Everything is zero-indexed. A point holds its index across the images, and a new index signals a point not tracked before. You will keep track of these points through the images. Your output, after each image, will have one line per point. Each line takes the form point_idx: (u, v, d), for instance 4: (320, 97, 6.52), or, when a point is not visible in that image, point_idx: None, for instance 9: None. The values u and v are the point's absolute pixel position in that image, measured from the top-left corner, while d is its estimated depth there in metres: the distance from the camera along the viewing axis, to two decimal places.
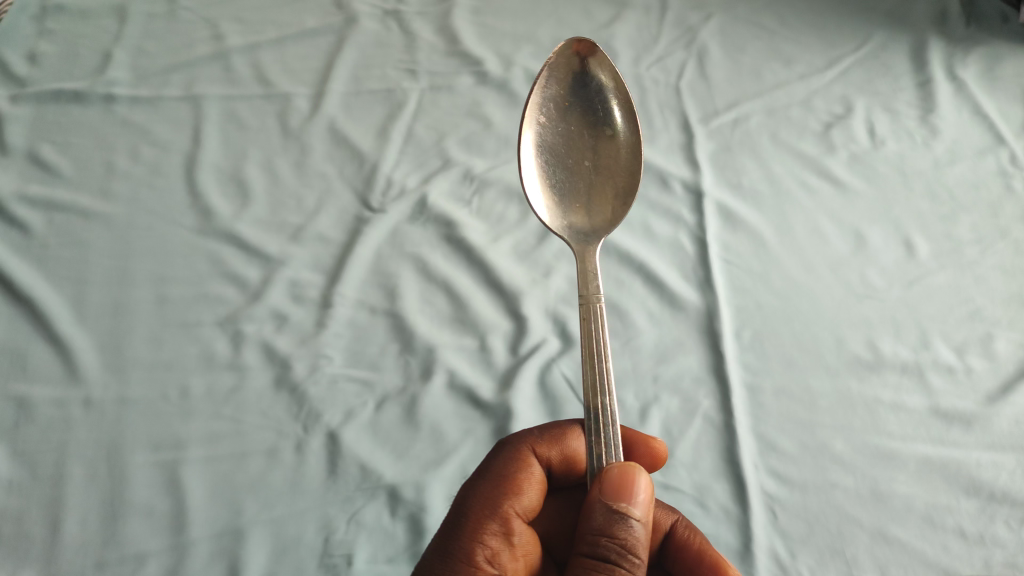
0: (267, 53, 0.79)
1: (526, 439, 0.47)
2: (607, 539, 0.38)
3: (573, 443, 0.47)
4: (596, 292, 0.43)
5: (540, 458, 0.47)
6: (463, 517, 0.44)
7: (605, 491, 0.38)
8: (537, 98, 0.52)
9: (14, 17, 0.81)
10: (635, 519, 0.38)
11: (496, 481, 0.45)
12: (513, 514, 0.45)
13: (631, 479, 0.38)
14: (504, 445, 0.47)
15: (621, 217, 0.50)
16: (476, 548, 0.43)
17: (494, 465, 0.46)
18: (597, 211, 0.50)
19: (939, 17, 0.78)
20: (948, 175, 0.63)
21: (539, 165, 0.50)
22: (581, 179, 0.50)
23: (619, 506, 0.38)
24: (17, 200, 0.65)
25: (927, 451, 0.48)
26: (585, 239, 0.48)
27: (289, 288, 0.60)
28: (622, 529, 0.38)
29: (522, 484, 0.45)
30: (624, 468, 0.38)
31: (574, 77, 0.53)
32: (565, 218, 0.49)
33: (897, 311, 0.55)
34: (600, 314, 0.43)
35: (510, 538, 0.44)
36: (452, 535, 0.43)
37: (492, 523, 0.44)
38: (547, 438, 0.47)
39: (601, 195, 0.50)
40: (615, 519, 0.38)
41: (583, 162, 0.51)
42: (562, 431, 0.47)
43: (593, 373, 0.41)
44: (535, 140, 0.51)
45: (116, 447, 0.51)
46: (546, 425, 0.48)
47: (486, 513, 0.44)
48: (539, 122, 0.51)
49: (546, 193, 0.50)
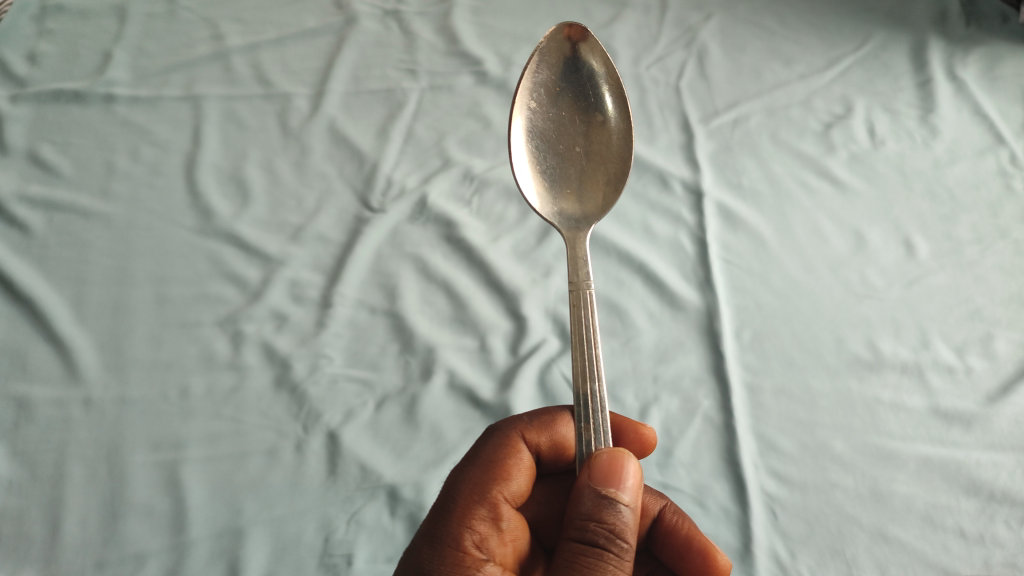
0: (267, 53, 0.79)
1: (516, 425, 0.47)
2: (596, 524, 0.38)
3: (563, 428, 0.47)
4: (586, 278, 0.43)
5: (529, 444, 0.46)
6: (451, 502, 0.44)
7: (594, 477, 0.38)
8: (528, 83, 0.51)
9: (14, 18, 0.81)
10: (624, 505, 0.38)
11: (485, 467, 0.45)
12: (502, 500, 0.44)
13: (620, 464, 0.38)
14: (493, 432, 0.47)
15: (612, 204, 0.50)
16: (465, 533, 0.42)
17: (483, 451, 0.45)
18: (588, 197, 0.50)
19: (939, 17, 0.78)
20: (948, 175, 0.63)
21: (530, 150, 0.50)
22: (572, 165, 0.50)
23: (608, 491, 0.38)
24: (17, 200, 0.65)
25: (927, 451, 0.48)
26: (576, 226, 0.48)
27: (289, 288, 0.60)
28: (611, 514, 0.38)
29: (511, 470, 0.45)
30: (614, 453, 0.38)
31: (565, 62, 0.52)
32: (555, 204, 0.49)
33: (897, 311, 0.55)
34: (589, 298, 0.42)
35: (499, 523, 0.44)
36: (440, 521, 0.43)
37: (480, 509, 0.43)
38: (536, 425, 0.47)
39: (593, 180, 0.50)
40: (604, 504, 0.38)
41: (574, 148, 0.51)
42: (552, 418, 0.47)
43: (582, 359, 0.41)
44: (526, 126, 0.51)
45: (116, 446, 0.51)
46: (535, 411, 0.48)
47: (475, 498, 0.44)
48: (530, 107, 0.51)
49: (537, 178, 0.50)
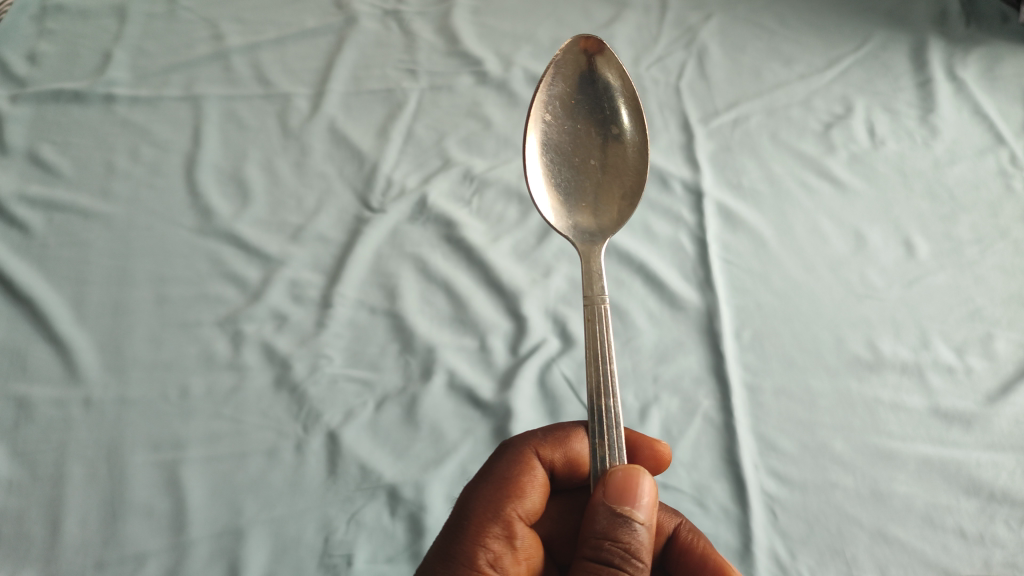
0: (268, 53, 0.79)
1: (529, 442, 0.46)
2: (611, 543, 0.38)
3: (577, 445, 0.47)
4: (602, 293, 0.43)
5: (543, 460, 0.46)
6: (465, 520, 0.44)
7: (609, 495, 0.38)
8: (543, 96, 0.52)
9: (14, 18, 0.81)
10: (639, 523, 0.38)
11: (499, 484, 0.45)
12: (516, 518, 0.44)
13: (635, 481, 0.38)
14: (506, 448, 0.46)
15: (627, 218, 0.49)
16: (478, 552, 0.42)
17: (497, 468, 0.45)
18: (603, 210, 0.50)
19: (939, 17, 0.78)
20: (949, 175, 0.63)
21: (545, 164, 0.50)
22: (587, 178, 0.50)
23: (622, 509, 0.38)
24: (17, 200, 0.65)
25: (927, 451, 0.48)
26: (591, 240, 0.48)
27: (289, 288, 0.60)
28: (626, 533, 0.38)
29: (525, 487, 0.45)
30: (629, 470, 0.38)
31: (581, 75, 0.53)
32: (570, 217, 0.49)
33: (897, 311, 0.55)
34: (605, 314, 0.42)
35: (512, 541, 0.44)
36: (453, 539, 0.43)
37: (494, 527, 0.43)
38: (550, 441, 0.47)
39: (608, 194, 0.50)
40: (619, 522, 0.38)
41: (590, 161, 0.51)
42: (566, 434, 0.47)
43: (598, 374, 0.41)
44: (541, 139, 0.51)
45: (117, 446, 0.51)
46: (549, 427, 0.48)
47: (489, 516, 0.44)
48: (545, 120, 0.51)
49: (552, 192, 0.50)
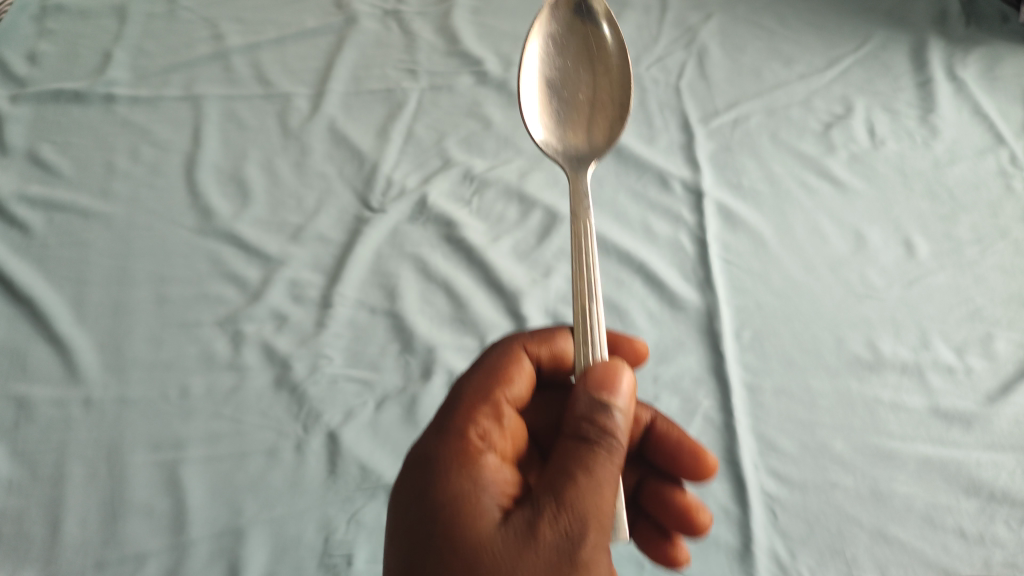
0: (268, 52, 0.79)
1: (518, 338, 0.48)
2: (591, 424, 0.39)
3: (561, 342, 0.49)
4: (588, 232, 0.47)
5: (530, 355, 0.48)
6: (456, 399, 0.44)
7: (589, 384, 0.40)
8: (541, 32, 0.57)
9: (14, 18, 0.81)
10: (617, 410, 0.39)
11: (490, 372, 0.46)
12: (504, 402, 0.45)
13: (614, 374, 0.40)
14: (499, 343, 0.48)
15: (614, 140, 0.55)
16: (469, 426, 0.42)
17: (488, 358, 0.47)
18: (592, 135, 0.55)
19: (939, 17, 0.78)
20: (948, 175, 0.63)
21: (540, 93, 0.56)
22: (577, 110, 0.55)
23: (602, 396, 0.39)
24: (17, 200, 0.65)
25: (927, 451, 0.48)
26: (579, 163, 0.53)
27: (289, 288, 0.60)
28: (606, 417, 0.39)
29: (513, 375, 0.46)
30: (608, 364, 0.41)
31: (574, 14, 0.58)
32: (561, 140, 0.54)
33: (897, 311, 0.55)
34: (592, 271, 0.45)
35: (500, 419, 0.44)
36: (444, 414, 0.43)
37: (483, 407, 0.44)
38: (538, 338, 0.48)
39: (596, 122, 0.55)
40: (599, 407, 0.39)
41: (580, 96, 0.56)
42: (552, 331, 0.49)
43: (583, 317, 0.44)
44: (537, 68, 0.56)
45: (116, 445, 0.51)
46: (536, 328, 0.50)
47: (478, 397, 0.44)
48: (542, 52, 0.57)
49: (545, 116, 0.55)
